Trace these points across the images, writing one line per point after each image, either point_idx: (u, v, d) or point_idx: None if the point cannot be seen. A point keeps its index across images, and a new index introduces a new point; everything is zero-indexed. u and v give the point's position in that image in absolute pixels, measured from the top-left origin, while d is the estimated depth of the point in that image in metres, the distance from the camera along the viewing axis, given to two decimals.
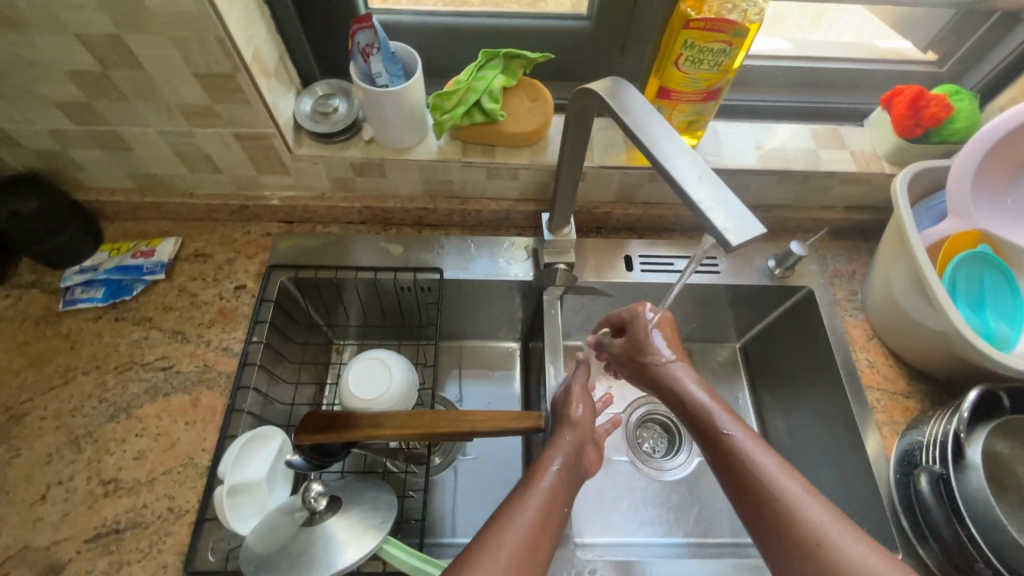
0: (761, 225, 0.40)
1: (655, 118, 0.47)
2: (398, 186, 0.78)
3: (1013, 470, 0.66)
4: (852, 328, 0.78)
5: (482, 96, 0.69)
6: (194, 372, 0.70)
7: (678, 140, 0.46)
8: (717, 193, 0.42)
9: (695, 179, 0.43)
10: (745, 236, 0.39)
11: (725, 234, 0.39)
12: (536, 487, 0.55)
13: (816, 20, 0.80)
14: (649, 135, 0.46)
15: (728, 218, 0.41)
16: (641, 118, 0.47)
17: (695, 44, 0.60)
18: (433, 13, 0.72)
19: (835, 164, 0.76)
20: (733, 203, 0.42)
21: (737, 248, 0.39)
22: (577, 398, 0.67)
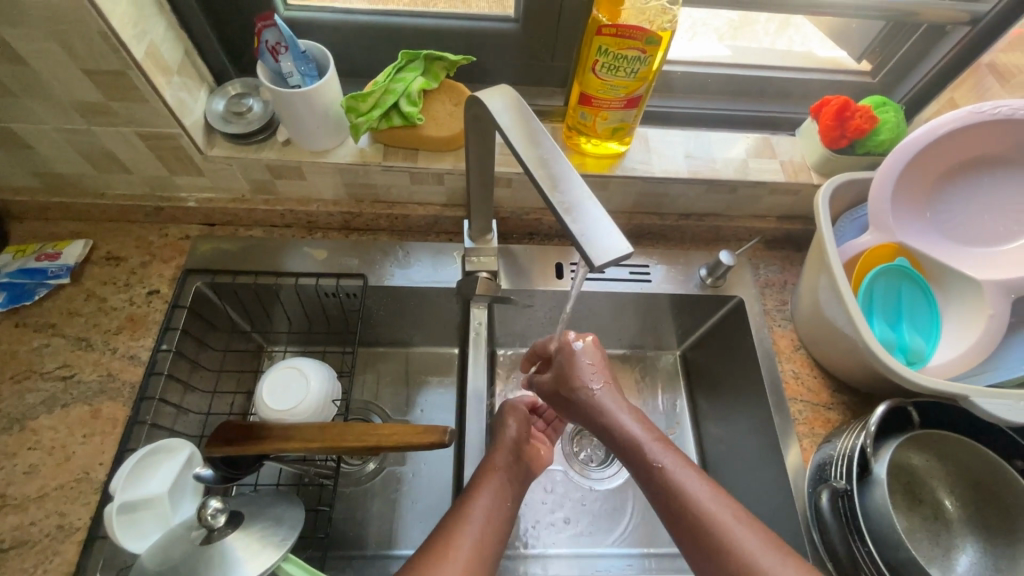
0: (628, 244, 0.39)
1: (538, 126, 0.45)
2: (320, 189, 0.76)
3: (926, 483, 0.66)
4: (779, 337, 0.78)
5: (400, 99, 0.67)
6: (96, 381, 0.67)
7: (560, 153, 0.44)
8: (587, 209, 0.40)
9: (571, 195, 0.41)
10: (608, 254, 0.38)
11: (587, 253, 0.38)
12: (480, 491, 0.57)
13: (783, 26, 0.80)
14: (541, 147, 0.44)
15: (595, 234, 0.39)
16: (530, 130, 0.45)
17: (610, 51, 0.59)
18: (354, 11, 0.70)
19: (764, 173, 0.75)
20: (605, 219, 0.40)
21: (598, 267, 0.37)
22: (511, 411, 0.69)
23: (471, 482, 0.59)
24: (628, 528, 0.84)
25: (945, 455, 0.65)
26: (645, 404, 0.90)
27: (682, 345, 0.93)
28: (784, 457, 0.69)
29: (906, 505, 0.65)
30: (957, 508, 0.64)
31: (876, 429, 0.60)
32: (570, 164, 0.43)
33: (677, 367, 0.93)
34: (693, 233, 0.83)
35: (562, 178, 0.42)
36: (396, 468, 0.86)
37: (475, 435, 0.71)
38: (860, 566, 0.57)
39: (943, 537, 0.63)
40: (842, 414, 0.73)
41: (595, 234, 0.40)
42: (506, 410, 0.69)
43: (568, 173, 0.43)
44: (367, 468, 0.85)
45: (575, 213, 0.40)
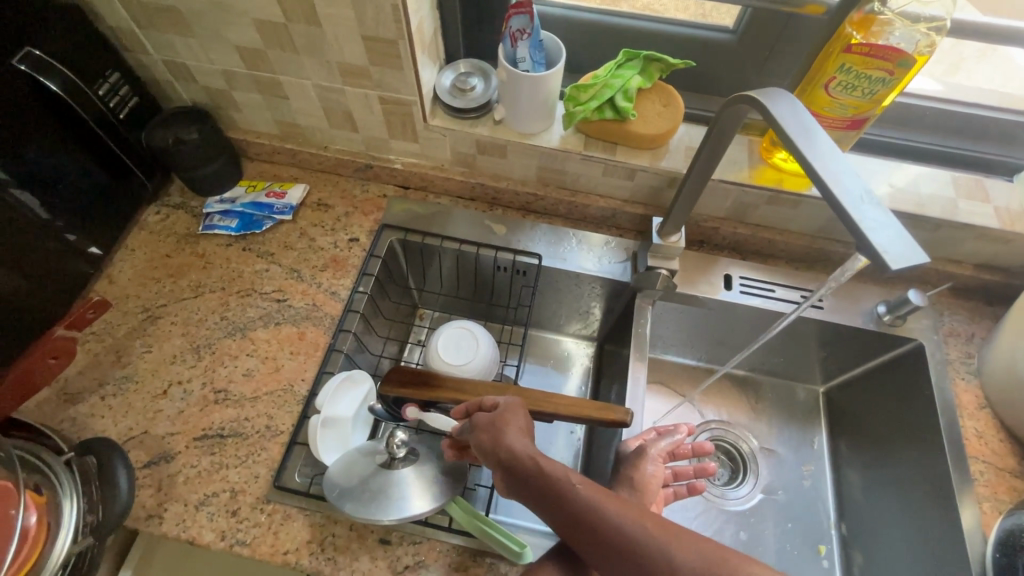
0: (923, 255, 0.38)
1: (818, 133, 0.45)
2: (514, 168, 0.81)
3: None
4: (962, 392, 0.73)
5: (617, 94, 0.70)
6: (304, 308, 0.76)
7: (838, 158, 0.44)
8: (878, 215, 0.40)
9: (856, 199, 0.41)
10: (905, 261, 0.37)
11: (882, 257, 0.38)
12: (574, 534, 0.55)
13: (953, 68, 0.78)
14: (809, 150, 0.44)
15: (887, 240, 0.38)
16: (801, 129, 0.46)
17: (853, 69, 0.59)
18: (581, 9, 0.75)
19: (974, 217, 0.72)
20: (895, 227, 0.39)
21: (896, 272, 0.37)
22: (652, 458, 0.61)
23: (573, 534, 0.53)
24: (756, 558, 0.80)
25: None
26: (783, 435, 0.90)
27: (830, 382, 0.90)
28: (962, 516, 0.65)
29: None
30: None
31: None
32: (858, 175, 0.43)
33: (821, 404, 0.91)
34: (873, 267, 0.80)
35: (840, 181, 0.42)
36: None
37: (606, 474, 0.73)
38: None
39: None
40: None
41: (886, 240, 0.39)
42: (637, 454, 0.62)
43: (858, 183, 0.42)
44: None
45: (863, 217, 0.40)
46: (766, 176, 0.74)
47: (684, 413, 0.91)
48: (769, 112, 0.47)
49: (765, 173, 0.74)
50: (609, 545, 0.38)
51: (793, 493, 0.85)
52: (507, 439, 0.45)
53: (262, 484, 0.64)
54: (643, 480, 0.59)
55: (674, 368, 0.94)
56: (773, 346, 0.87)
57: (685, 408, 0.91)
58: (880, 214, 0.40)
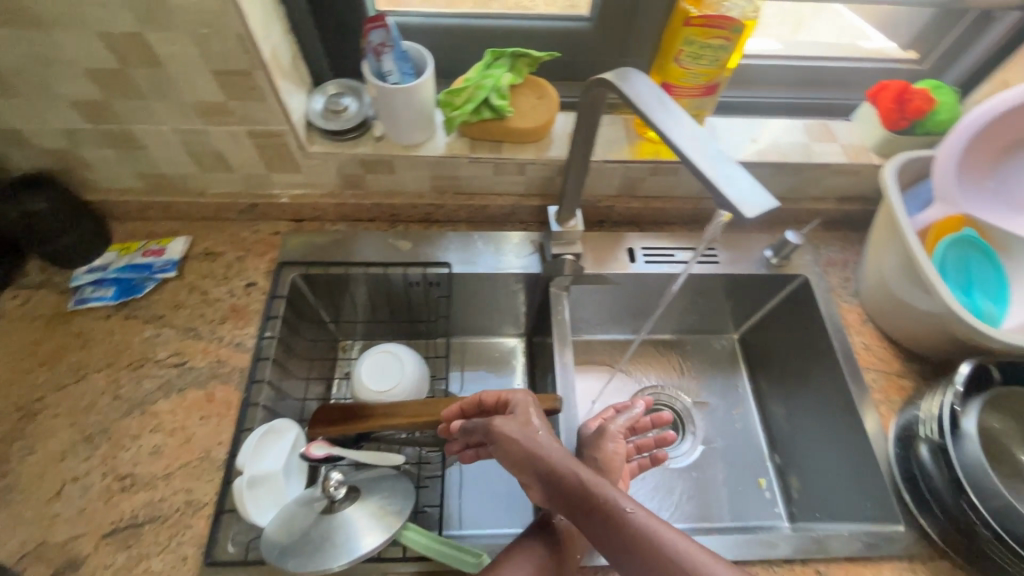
0: (773, 202, 0.42)
1: (669, 105, 0.48)
2: (406, 182, 0.80)
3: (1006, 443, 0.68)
4: (847, 312, 0.81)
5: (490, 94, 0.71)
6: (208, 367, 0.71)
7: (685, 124, 0.47)
8: (731, 171, 0.44)
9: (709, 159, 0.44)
10: (757, 210, 0.41)
11: (738, 208, 0.41)
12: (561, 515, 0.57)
13: (796, 26, 0.86)
14: (661, 120, 0.47)
15: (739, 192, 0.42)
16: (651, 101, 0.49)
17: (695, 41, 0.63)
18: (442, 15, 0.75)
19: (827, 156, 0.80)
20: (745, 179, 0.43)
21: (752, 220, 0.40)
22: (612, 436, 0.61)
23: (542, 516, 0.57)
24: (710, 506, 0.84)
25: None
26: (710, 386, 0.95)
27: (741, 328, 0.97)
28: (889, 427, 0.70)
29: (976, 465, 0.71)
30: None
31: (962, 389, 0.63)
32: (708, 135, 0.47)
33: (737, 351, 0.98)
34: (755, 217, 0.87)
35: (692, 147, 0.45)
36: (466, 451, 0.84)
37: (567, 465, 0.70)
38: (970, 522, 0.58)
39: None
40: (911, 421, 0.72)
41: (738, 191, 0.42)
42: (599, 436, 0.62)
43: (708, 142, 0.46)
44: None
45: (718, 174, 0.43)
46: (644, 151, 0.78)
47: (619, 385, 0.94)
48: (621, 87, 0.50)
49: (642, 147, 0.78)
50: (655, 563, 0.40)
51: (730, 437, 0.91)
52: (545, 453, 0.48)
53: (192, 565, 0.59)
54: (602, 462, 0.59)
55: (602, 346, 0.97)
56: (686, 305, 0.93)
57: (618, 381, 0.94)
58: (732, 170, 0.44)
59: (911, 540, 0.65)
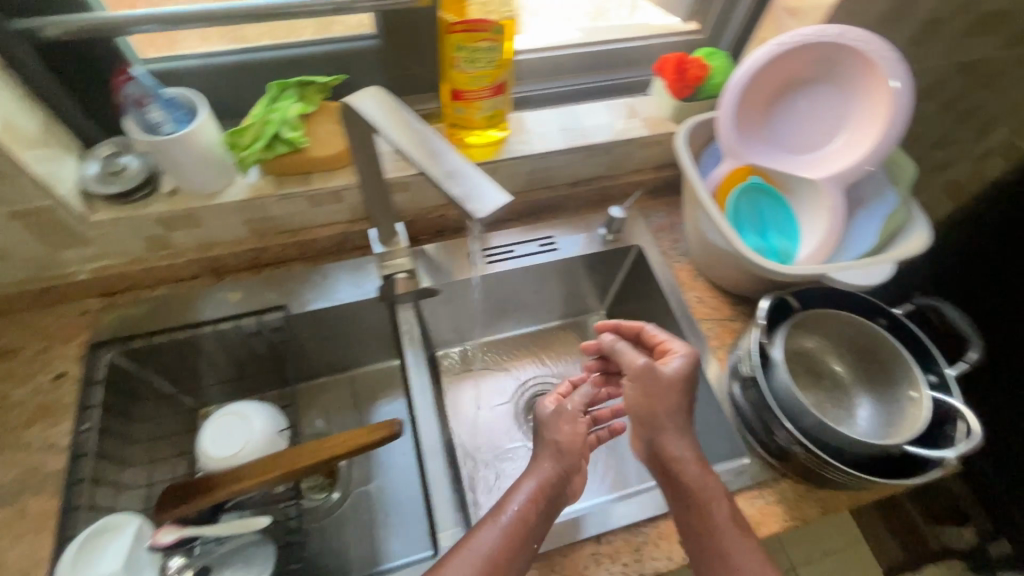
0: (507, 193, 0.45)
1: (409, 121, 0.49)
2: (219, 232, 0.75)
3: (819, 358, 0.76)
4: (679, 271, 0.87)
5: (281, 126, 0.69)
6: (16, 480, 0.63)
7: (426, 138, 0.48)
8: (463, 169, 0.47)
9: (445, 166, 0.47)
10: (491, 208, 0.44)
11: (468, 209, 0.44)
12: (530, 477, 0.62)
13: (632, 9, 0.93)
14: (404, 138, 0.48)
15: (470, 192, 0.46)
16: (393, 121, 0.49)
17: (465, 46, 0.64)
18: (216, 54, 0.71)
19: (630, 131, 0.84)
20: (476, 177, 0.47)
21: (481, 218, 0.43)
22: (568, 418, 0.67)
23: (501, 497, 0.60)
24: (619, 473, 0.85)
25: (832, 333, 0.74)
26: (582, 363, 1.01)
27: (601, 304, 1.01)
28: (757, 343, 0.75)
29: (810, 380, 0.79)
30: (849, 373, 0.74)
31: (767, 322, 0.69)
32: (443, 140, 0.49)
33: None
34: (585, 198, 0.91)
35: (432, 156, 0.47)
36: (361, 489, 0.88)
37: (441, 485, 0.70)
38: (786, 444, 0.64)
39: (844, 400, 0.73)
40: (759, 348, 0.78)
41: (470, 191, 0.46)
42: (551, 423, 0.67)
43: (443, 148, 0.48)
44: (331, 498, 0.86)
45: (450, 176, 0.47)
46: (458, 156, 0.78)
47: (498, 387, 0.98)
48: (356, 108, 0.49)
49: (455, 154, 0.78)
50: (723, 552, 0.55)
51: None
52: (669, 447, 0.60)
53: None
54: (563, 445, 0.64)
55: None
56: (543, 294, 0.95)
57: (496, 380, 0.98)
58: (469, 174, 0.47)
59: (756, 468, 0.70)
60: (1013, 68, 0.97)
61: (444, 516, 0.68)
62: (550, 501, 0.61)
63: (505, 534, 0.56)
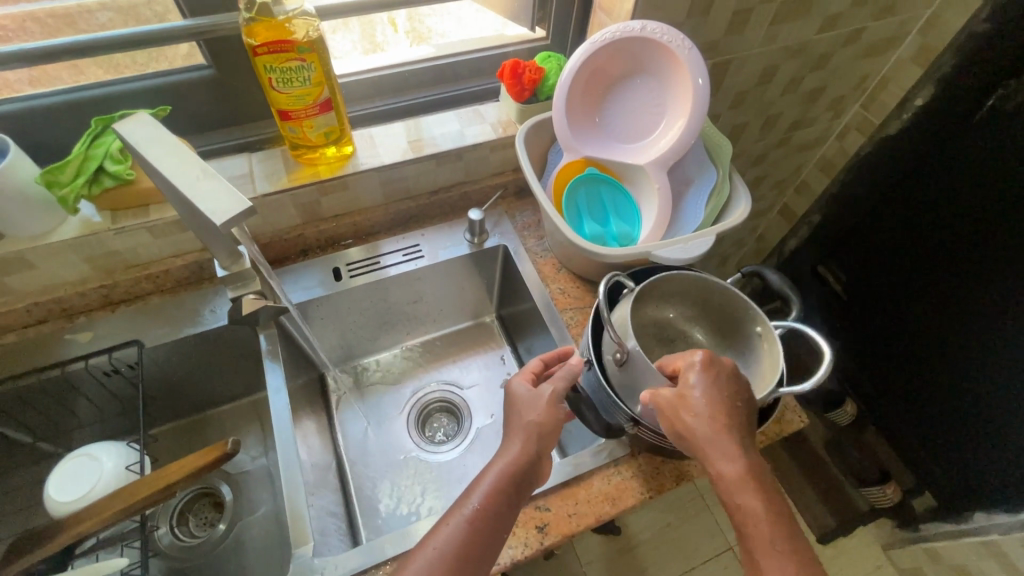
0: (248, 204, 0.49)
1: (162, 137, 0.50)
2: (59, 273, 0.74)
3: (681, 328, 0.75)
4: (543, 266, 0.90)
5: (104, 160, 0.69)
6: None
7: (177, 151, 0.50)
8: (213, 183, 0.49)
9: (195, 180, 0.49)
10: (229, 217, 0.47)
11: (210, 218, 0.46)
12: (500, 462, 0.60)
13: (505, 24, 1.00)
14: (154, 152, 0.49)
15: (215, 201, 0.48)
16: (145, 137, 0.50)
17: (276, 67, 0.66)
18: (38, 94, 0.71)
19: (478, 136, 0.87)
20: (226, 190, 0.49)
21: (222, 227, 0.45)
22: (546, 394, 0.64)
23: (473, 480, 0.60)
24: None
25: (693, 299, 0.73)
26: (475, 364, 1.02)
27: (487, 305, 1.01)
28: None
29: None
30: (711, 338, 0.73)
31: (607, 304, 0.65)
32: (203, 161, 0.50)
33: (499, 326, 1.06)
34: (449, 204, 0.93)
35: (182, 170, 0.49)
36: (248, 517, 0.86)
37: (304, 498, 0.70)
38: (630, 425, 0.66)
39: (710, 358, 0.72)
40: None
41: (216, 200, 0.48)
42: (522, 400, 0.65)
43: (201, 168, 0.50)
44: (217, 530, 0.83)
45: (198, 189, 0.48)
46: (302, 175, 0.80)
47: (392, 399, 0.98)
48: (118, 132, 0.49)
49: (301, 172, 0.80)
50: None
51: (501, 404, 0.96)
52: (722, 471, 0.52)
53: None
54: (533, 427, 0.62)
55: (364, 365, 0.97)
56: (422, 302, 0.97)
57: (388, 395, 0.98)
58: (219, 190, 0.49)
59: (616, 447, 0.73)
60: (837, 48, 1.05)
61: (302, 529, 0.68)
62: (518, 484, 0.59)
63: (464, 528, 0.55)
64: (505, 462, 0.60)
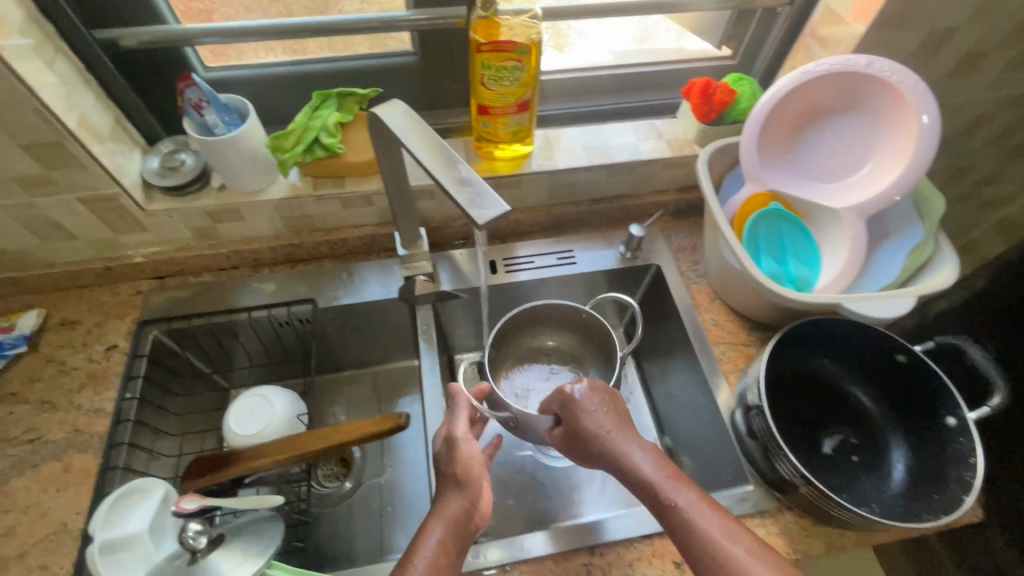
0: (505, 203, 0.46)
1: (421, 131, 0.52)
2: (260, 227, 0.82)
3: (536, 344, 0.88)
4: (697, 293, 0.87)
5: (320, 133, 0.75)
6: (65, 438, 0.70)
7: (436, 145, 0.51)
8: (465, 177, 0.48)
9: (453, 173, 0.48)
10: (487, 216, 0.45)
11: (471, 215, 0.45)
12: (441, 518, 0.57)
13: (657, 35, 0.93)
14: (416, 144, 0.51)
15: (474, 198, 0.47)
16: (405, 129, 0.52)
17: (492, 64, 0.69)
18: (273, 64, 0.79)
19: (653, 152, 0.86)
20: (480, 186, 0.47)
21: (483, 225, 0.44)
22: (461, 439, 0.63)
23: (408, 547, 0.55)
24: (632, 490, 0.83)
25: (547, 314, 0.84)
26: None
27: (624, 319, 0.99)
28: (817, 359, 0.76)
29: (827, 400, 0.75)
30: (576, 339, 0.86)
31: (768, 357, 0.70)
32: (453, 154, 0.50)
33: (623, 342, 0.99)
34: (607, 215, 0.93)
35: (440, 163, 0.49)
36: (373, 481, 0.92)
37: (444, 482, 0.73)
38: (789, 482, 0.65)
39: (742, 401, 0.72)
40: (800, 355, 0.75)
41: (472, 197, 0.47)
42: (441, 451, 0.64)
43: (451, 161, 0.49)
44: (344, 487, 0.90)
45: (455, 182, 0.48)
46: (482, 168, 0.82)
47: None
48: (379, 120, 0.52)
49: (481, 165, 0.82)
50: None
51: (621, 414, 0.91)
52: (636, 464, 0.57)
53: None
54: (462, 473, 0.60)
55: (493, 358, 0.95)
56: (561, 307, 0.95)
57: None
58: (473, 183, 0.48)
59: (761, 497, 0.70)
60: None
61: None
62: (460, 535, 0.57)
63: None
64: (444, 519, 0.57)
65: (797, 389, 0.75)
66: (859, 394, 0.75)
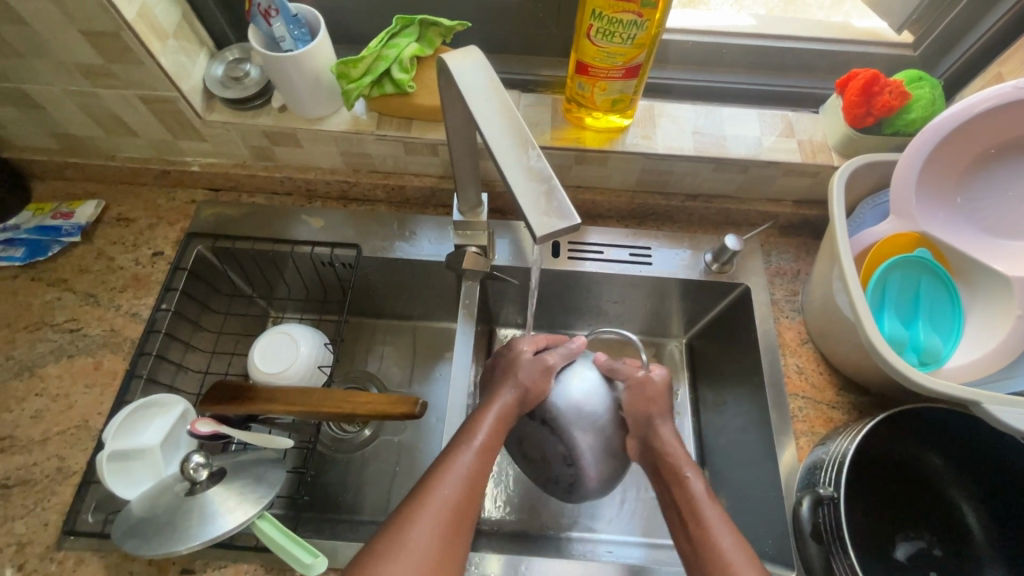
0: (576, 215, 0.36)
1: (490, 96, 0.41)
2: (317, 157, 0.76)
3: None
4: (785, 330, 0.73)
5: (392, 65, 0.66)
6: (101, 335, 0.71)
7: (508, 115, 0.40)
8: (530, 169, 0.38)
9: (520, 161, 0.38)
10: (551, 227, 0.35)
11: (530, 224, 0.35)
12: (489, 410, 0.56)
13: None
14: (485, 109, 0.41)
15: (543, 202, 0.36)
16: (485, 88, 0.42)
17: (604, 15, 0.56)
18: None
19: (777, 152, 0.70)
20: (548, 185, 0.37)
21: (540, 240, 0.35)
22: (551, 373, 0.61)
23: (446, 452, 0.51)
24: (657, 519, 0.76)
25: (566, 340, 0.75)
26: None
27: (689, 334, 0.87)
28: (927, 453, 0.63)
29: (915, 499, 0.62)
30: None
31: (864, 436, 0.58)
32: (529, 133, 0.39)
33: (683, 356, 0.87)
34: (700, 215, 0.79)
35: (508, 142, 0.39)
36: (390, 437, 0.86)
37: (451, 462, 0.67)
38: None
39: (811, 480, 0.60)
40: (902, 441, 0.62)
41: (539, 200, 0.37)
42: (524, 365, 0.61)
43: (523, 143, 0.39)
44: (362, 434, 0.86)
45: (521, 174, 0.38)
46: (567, 137, 0.70)
47: None
48: (448, 71, 0.43)
49: (567, 132, 0.71)
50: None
51: None
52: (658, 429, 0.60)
53: (52, 531, 0.60)
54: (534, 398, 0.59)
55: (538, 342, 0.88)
56: (622, 304, 0.83)
57: None
58: (543, 179, 0.37)
59: None
60: None
61: None
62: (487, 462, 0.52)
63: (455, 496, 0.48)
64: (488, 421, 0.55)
65: (887, 478, 0.62)
66: (965, 510, 0.61)
